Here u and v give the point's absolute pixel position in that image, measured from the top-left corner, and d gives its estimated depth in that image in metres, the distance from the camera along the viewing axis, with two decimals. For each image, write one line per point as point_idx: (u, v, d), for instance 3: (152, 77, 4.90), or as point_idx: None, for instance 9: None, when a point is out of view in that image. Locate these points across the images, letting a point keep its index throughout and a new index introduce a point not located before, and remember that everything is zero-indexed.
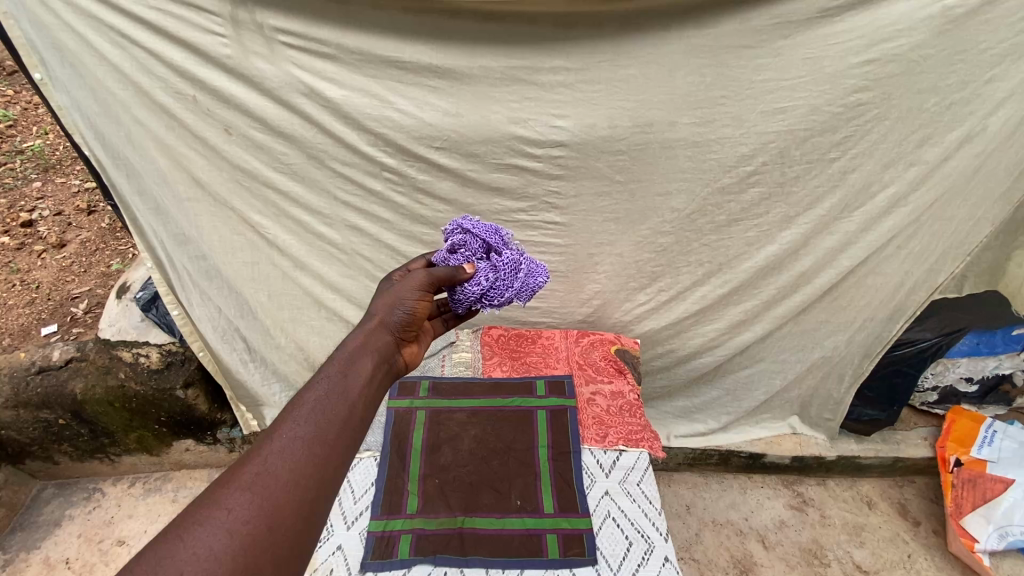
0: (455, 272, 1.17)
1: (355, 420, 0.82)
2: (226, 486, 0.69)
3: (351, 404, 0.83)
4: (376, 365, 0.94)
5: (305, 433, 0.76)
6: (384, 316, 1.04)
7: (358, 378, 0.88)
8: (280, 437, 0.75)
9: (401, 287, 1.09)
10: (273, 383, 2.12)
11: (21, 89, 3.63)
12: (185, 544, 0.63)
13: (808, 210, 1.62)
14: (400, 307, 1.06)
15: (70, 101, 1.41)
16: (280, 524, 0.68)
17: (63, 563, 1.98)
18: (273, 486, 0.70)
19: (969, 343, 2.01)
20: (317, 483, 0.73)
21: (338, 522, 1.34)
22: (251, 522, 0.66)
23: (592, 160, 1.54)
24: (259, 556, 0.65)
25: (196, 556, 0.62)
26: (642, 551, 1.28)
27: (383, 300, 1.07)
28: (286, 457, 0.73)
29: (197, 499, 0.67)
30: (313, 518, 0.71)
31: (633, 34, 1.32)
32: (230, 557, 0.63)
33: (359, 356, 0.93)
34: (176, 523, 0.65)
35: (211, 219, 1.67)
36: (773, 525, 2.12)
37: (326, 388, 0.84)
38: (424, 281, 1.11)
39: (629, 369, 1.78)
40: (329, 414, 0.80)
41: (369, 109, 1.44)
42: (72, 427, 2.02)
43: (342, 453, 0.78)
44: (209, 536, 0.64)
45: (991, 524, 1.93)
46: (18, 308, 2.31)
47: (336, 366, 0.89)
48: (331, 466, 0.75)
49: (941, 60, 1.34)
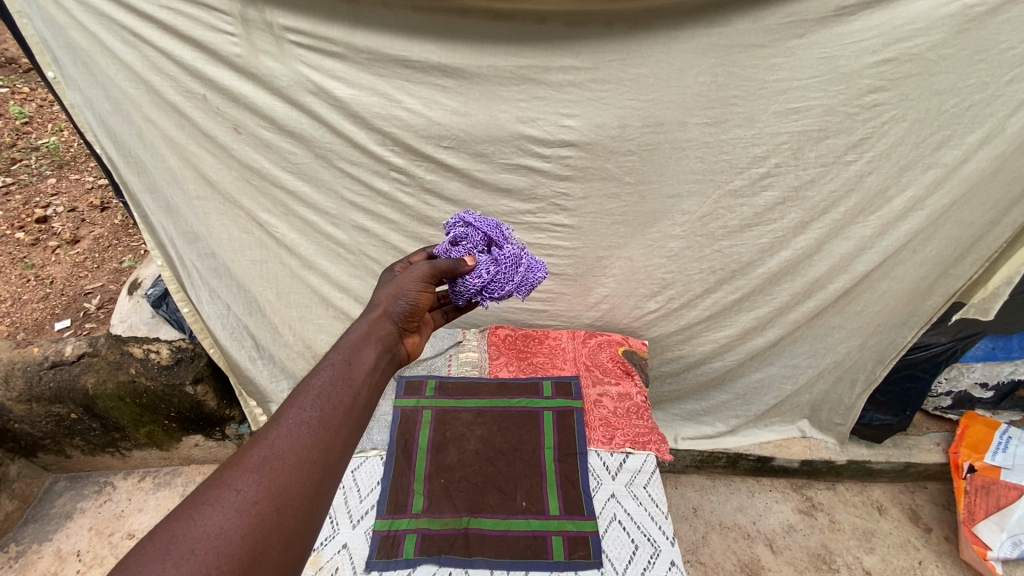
0: (456, 264, 1.16)
1: (359, 407, 0.83)
2: (235, 467, 0.69)
3: (356, 392, 0.84)
4: (379, 355, 0.94)
5: (311, 417, 0.77)
6: (387, 307, 1.04)
7: (362, 366, 0.88)
8: (287, 421, 0.75)
9: (404, 277, 1.09)
10: (282, 380, 2.13)
11: (36, 86, 3.69)
12: (194, 522, 0.63)
13: (823, 215, 1.59)
14: (403, 298, 1.06)
15: (83, 99, 1.42)
16: (287, 506, 0.68)
17: (74, 555, 2.01)
18: (281, 469, 0.70)
19: (984, 347, 1.98)
20: (323, 467, 0.73)
21: (344, 520, 1.34)
22: (259, 503, 0.66)
23: (602, 161, 1.53)
24: (268, 536, 0.65)
25: (206, 534, 0.62)
26: (648, 555, 1.27)
27: (385, 290, 1.08)
28: (293, 441, 0.73)
29: (206, 479, 0.67)
30: (320, 502, 0.71)
31: (644, 33, 1.31)
32: (240, 536, 0.64)
33: (362, 344, 0.94)
34: (185, 502, 0.65)
35: (220, 218, 1.68)
36: (782, 529, 2.11)
37: (330, 374, 0.84)
38: (426, 273, 1.11)
39: (637, 370, 1.77)
40: (335, 400, 0.80)
41: (379, 108, 1.44)
42: (84, 422, 2.05)
43: (347, 438, 0.78)
44: (219, 515, 0.64)
45: (1005, 532, 1.89)
46: (32, 303, 2.35)
47: (339, 355, 0.89)
48: (337, 451, 0.76)
49: (959, 60, 1.31)
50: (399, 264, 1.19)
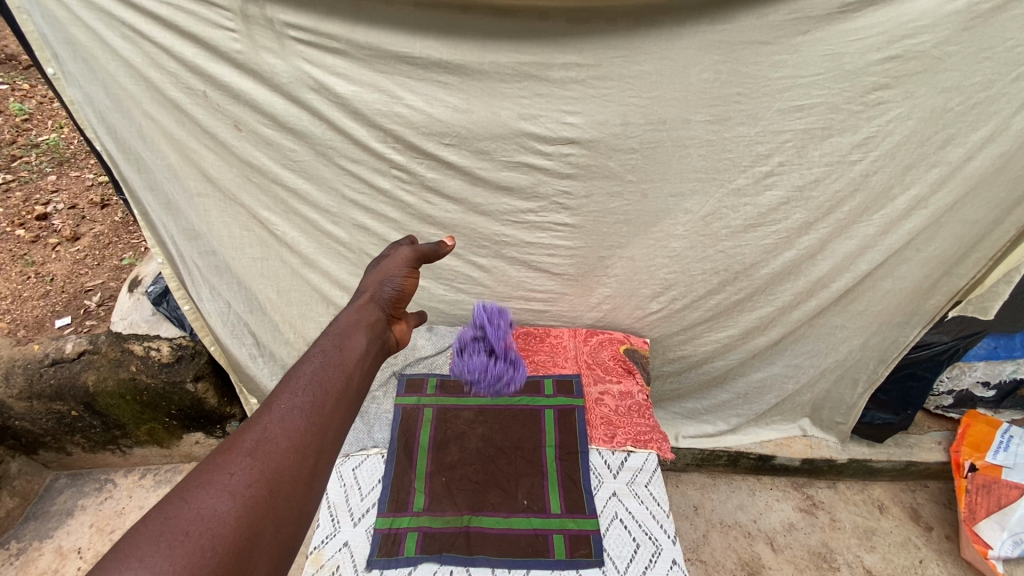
0: (439, 248, 1.23)
1: (351, 393, 0.84)
2: (228, 451, 0.69)
3: (348, 378, 0.85)
4: (369, 340, 0.97)
5: (304, 402, 0.77)
6: (375, 292, 1.10)
7: (353, 352, 0.90)
8: (279, 406, 0.76)
9: (387, 266, 1.16)
10: (282, 377, 2.13)
11: (37, 82, 3.68)
12: (187, 504, 0.63)
13: (827, 215, 1.59)
14: (389, 284, 1.12)
15: (83, 96, 1.42)
16: (281, 489, 0.68)
17: (74, 552, 2.01)
18: (274, 453, 0.70)
19: (987, 346, 1.98)
20: (317, 452, 0.74)
21: (345, 518, 1.34)
22: (253, 486, 0.66)
23: (604, 159, 1.53)
24: (262, 519, 0.65)
25: (201, 516, 0.62)
26: (649, 553, 1.27)
27: (372, 278, 1.13)
28: (286, 425, 0.73)
29: (199, 464, 0.67)
30: (314, 486, 0.71)
31: (647, 29, 1.30)
32: (234, 518, 0.63)
33: (353, 330, 0.96)
34: (178, 486, 0.65)
35: (221, 215, 1.68)
36: (782, 527, 2.10)
37: (322, 361, 0.85)
38: (409, 261, 1.18)
39: (639, 369, 1.78)
40: (327, 386, 0.81)
41: (379, 104, 1.44)
42: (85, 419, 2.05)
43: (340, 424, 0.79)
44: (212, 498, 0.64)
45: (1005, 531, 1.89)
46: (32, 301, 2.34)
47: (330, 341, 0.91)
48: (331, 436, 0.76)
49: (966, 58, 1.30)
50: (381, 254, 1.23)
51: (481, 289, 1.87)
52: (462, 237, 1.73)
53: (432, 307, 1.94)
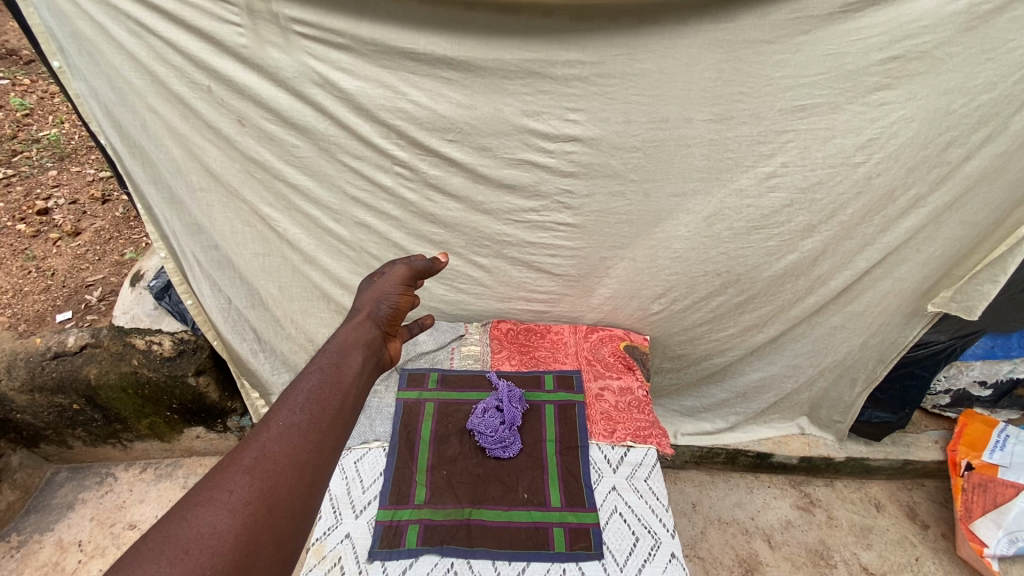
0: (433, 264, 1.33)
1: (346, 410, 0.89)
2: (227, 469, 0.72)
3: (343, 395, 0.90)
4: (365, 357, 1.03)
5: (300, 420, 0.82)
6: (371, 310, 1.18)
7: (349, 369, 0.97)
8: (277, 424, 0.80)
9: (383, 284, 1.24)
10: (283, 372, 2.15)
11: (37, 77, 3.68)
12: (187, 522, 0.65)
13: (828, 218, 1.61)
14: (384, 301, 1.20)
15: (88, 89, 1.43)
16: (279, 505, 0.71)
17: (75, 545, 2.02)
18: (272, 470, 0.73)
19: (984, 346, 1.99)
20: (313, 468, 0.77)
21: (347, 510, 1.35)
22: (252, 503, 0.69)
23: (606, 158, 1.54)
24: (260, 534, 0.68)
25: (200, 534, 0.64)
26: (648, 547, 1.28)
27: (368, 296, 1.21)
28: (284, 443, 0.77)
29: (199, 482, 0.70)
30: (310, 501, 0.74)
31: (650, 27, 1.31)
32: (232, 535, 0.66)
33: (350, 348, 1.03)
34: (179, 504, 0.67)
35: (223, 211, 1.69)
36: (780, 525, 2.12)
37: (318, 380, 0.91)
38: (404, 279, 1.26)
39: (638, 365, 1.79)
40: (323, 403, 0.86)
41: (383, 100, 1.44)
42: (86, 413, 2.06)
43: (334, 440, 0.83)
44: (212, 516, 0.66)
45: (1002, 529, 1.91)
46: (34, 295, 2.35)
47: (328, 359, 0.97)
48: (326, 452, 0.80)
49: (967, 59, 1.31)
50: (376, 273, 1.30)
51: (482, 287, 1.88)
52: (463, 236, 1.74)
53: (433, 305, 1.95)
